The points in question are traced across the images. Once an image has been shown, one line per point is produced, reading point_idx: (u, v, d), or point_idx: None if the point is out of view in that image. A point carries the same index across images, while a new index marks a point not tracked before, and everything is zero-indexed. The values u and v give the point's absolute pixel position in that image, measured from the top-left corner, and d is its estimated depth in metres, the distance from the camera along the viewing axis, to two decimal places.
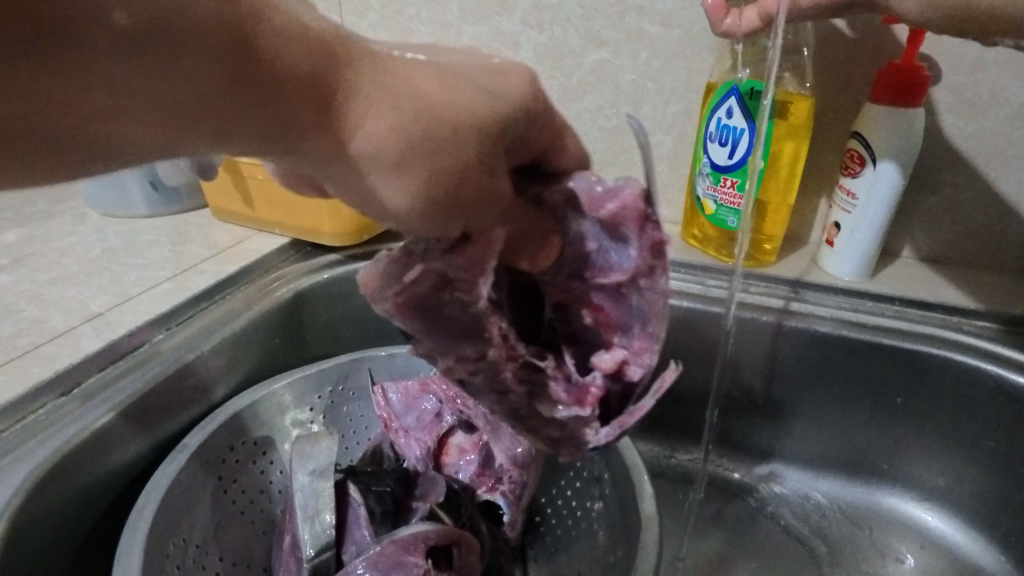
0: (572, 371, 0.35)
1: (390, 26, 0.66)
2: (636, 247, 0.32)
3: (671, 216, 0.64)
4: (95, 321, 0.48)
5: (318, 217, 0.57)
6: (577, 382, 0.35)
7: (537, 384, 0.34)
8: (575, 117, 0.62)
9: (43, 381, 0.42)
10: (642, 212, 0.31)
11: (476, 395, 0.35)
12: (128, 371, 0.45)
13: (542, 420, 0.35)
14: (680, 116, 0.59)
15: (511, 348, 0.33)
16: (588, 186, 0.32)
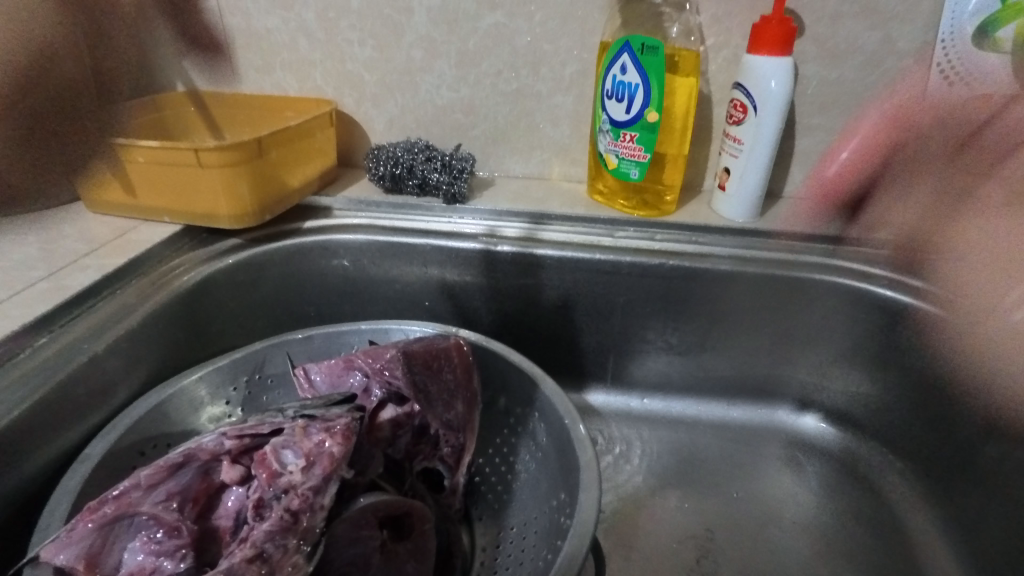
0: (298, 436, 0.38)
1: None
2: (192, 483, 0.37)
3: (574, 176, 0.66)
4: None
5: (213, 199, 0.53)
6: (305, 442, 0.38)
7: (308, 463, 0.37)
8: (475, 82, 0.62)
9: None
10: (163, 479, 0.36)
11: (314, 496, 0.37)
12: (7, 383, 0.39)
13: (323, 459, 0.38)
14: (577, 76, 0.60)
15: (269, 483, 0.37)
16: (157, 527, 0.35)
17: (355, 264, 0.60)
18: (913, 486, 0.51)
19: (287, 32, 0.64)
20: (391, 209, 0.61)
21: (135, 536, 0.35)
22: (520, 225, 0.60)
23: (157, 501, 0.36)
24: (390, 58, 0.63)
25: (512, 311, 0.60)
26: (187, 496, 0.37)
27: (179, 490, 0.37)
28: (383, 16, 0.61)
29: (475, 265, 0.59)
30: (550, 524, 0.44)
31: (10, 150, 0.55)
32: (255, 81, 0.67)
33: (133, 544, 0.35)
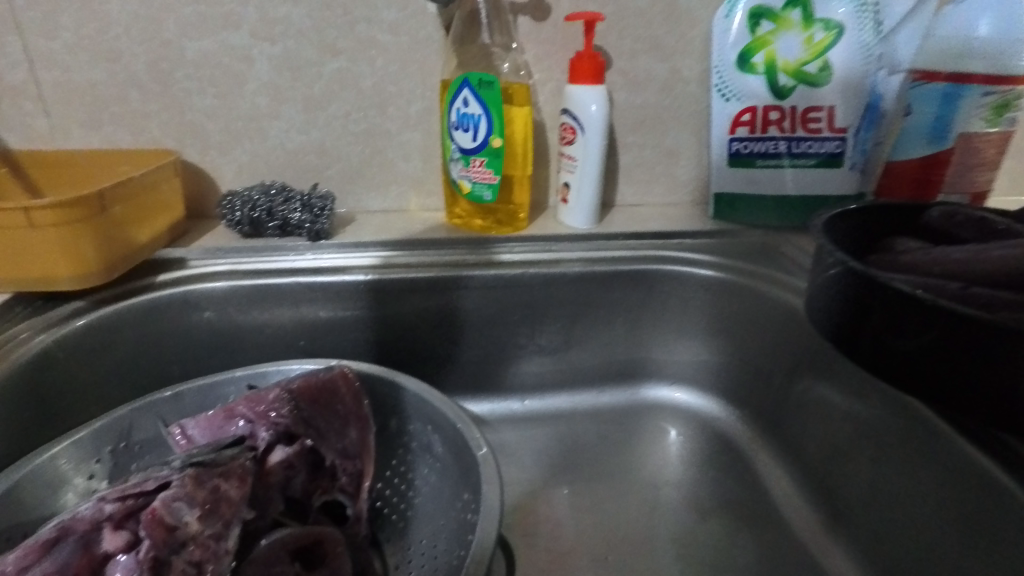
0: (191, 486, 0.37)
1: (92, 47, 0.60)
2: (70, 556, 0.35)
3: (432, 206, 0.70)
4: None
5: (51, 262, 0.49)
6: (199, 491, 0.37)
7: (206, 509, 0.37)
8: (325, 124, 0.64)
9: None
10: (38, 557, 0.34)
11: (218, 543, 0.36)
12: None
13: (222, 504, 0.38)
14: (423, 113, 0.65)
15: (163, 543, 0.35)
16: None
17: (220, 312, 0.58)
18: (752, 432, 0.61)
19: (115, 85, 0.61)
20: (253, 254, 0.60)
21: None
22: (386, 255, 0.62)
23: None
24: (233, 106, 0.63)
25: (390, 338, 0.62)
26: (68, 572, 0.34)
27: (58, 566, 0.34)
28: (221, 66, 0.61)
29: (349, 298, 0.60)
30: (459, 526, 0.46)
31: None
32: (80, 136, 0.63)
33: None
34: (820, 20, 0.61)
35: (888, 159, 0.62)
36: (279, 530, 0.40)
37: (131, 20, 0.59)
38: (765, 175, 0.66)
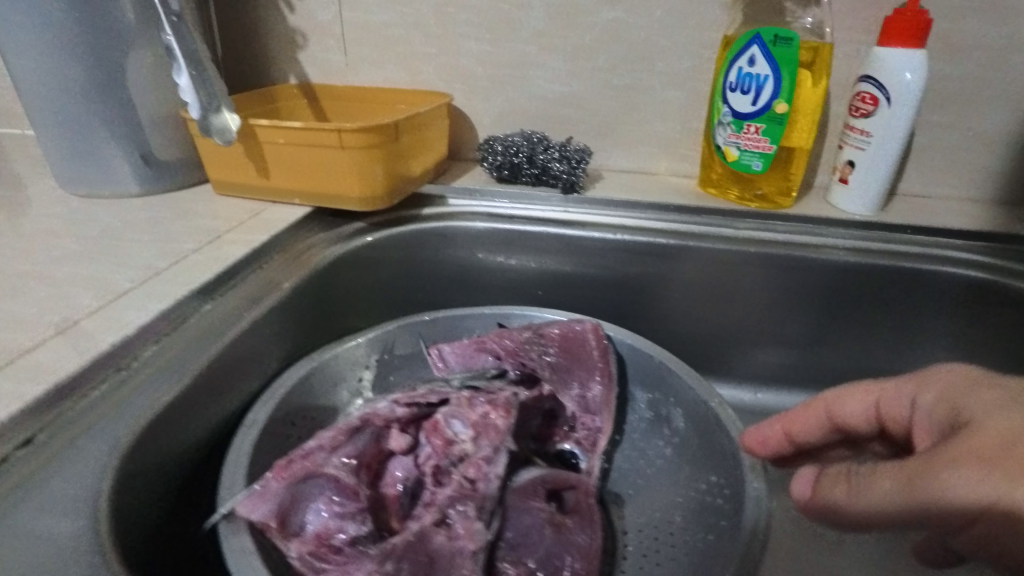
0: (466, 407, 0.40)
1: None
2: (364, 445, 0.38)
3: (680, 171, 0.66)
4: (134, 295, 0.42)
5: (347, 181, 0.54)
6: (474, 414, 0.40)
7: (479, 432, 0.39)
8: (588, 77, 0.63)
9: (96, 357, 0.35)
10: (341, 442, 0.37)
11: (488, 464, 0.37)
12: (182, 344, 0.40)
13: (492, 430, 0.39)
14: (692, 71, 0.61)
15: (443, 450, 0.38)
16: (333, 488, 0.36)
17: (471, 250, 0.60)
18: None
19: (403, 27, 0.65)
20: (506, 200, 0.62)
21: (318, 497, 0.35)
22: (634, 216, 0.60)
23: (339, 461, 0.36)
24: (504, 53, 0.64)
25: (626, 301, 0.60)
26: (363, 460, 0.37)
27: (358, 452, 0.37)
28: (500, 12, 0.63)
29: (593, 254, 0.59)
30: (704, 508, 0.43)
31: (148, 132, 0.57)
32: (366, 74, 0.69)
33: (317, 504, 0.35)
34: None
35: None
36: (535, 469, 0.40)
37: None
38: None
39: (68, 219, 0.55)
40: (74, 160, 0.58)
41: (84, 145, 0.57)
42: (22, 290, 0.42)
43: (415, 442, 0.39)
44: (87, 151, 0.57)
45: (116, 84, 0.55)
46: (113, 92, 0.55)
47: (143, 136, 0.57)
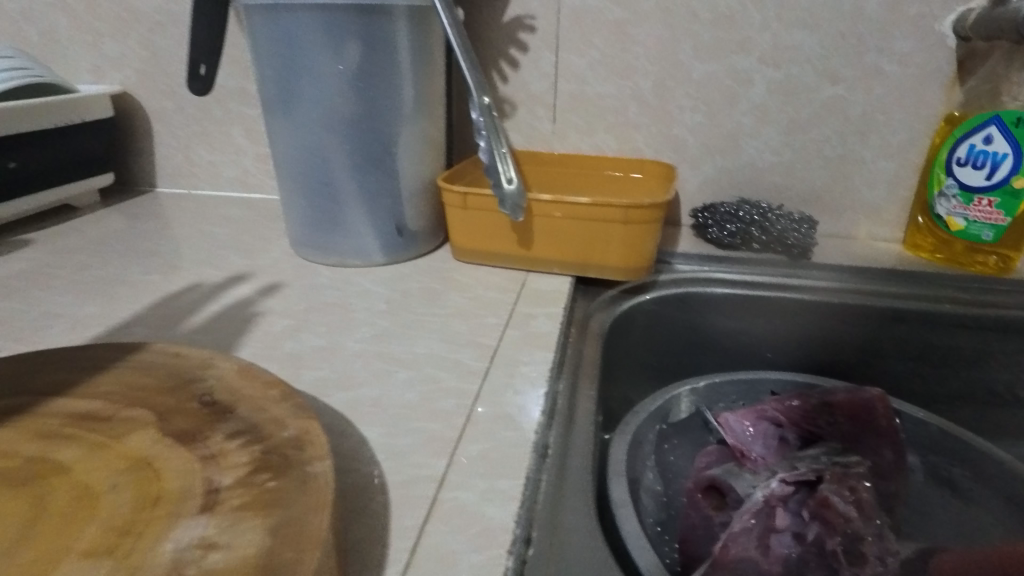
0: (835, 484, 0.41)
1: (611, 64, 0.67)
2: (758, 525, 0.40)
3: (882, 236, 0.69)
4: (497, 376, 0.42)
5: (619, 255, 0.56)
6: (847, 493, 0.40)
7: (858, 509, 0.40)
8: (802, 148, 0.66)
9: (532, 444, 0.36)
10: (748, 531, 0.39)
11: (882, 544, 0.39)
12: (567, 425, 0.40)
13: (868, 507, 0.40)
14: (907, 144, 0.64)
15: (838, 531, 0.38)
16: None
17: (710, 315, 0.62)
18: None
19: (618, 99, 0.68)
20: (737, 265, 0.63)
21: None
22: (866, 281, 0.61)
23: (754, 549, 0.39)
24: (719, 123, 0.67)
25: (857, 363, 0.62)
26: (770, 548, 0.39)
27: (763, 538, 0.39)
28: (720, 86, 0.66)
29: (833, 318, 0.61)
30: None
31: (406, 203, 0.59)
32: (572, 141, 0.71)
33: None
34: None
35: None
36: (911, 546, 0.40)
37: (654, 41, 0.65)
38: None
39: (338, 290, 0.55)
40: (332, 229, 0.60)
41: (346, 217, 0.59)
42: (378, 372, 0.42)
43: (792, 521, 0.40)
44: (348, 222, 0.60)
45: (383, 154, 0.57)
46: (382, 166, 0.58)
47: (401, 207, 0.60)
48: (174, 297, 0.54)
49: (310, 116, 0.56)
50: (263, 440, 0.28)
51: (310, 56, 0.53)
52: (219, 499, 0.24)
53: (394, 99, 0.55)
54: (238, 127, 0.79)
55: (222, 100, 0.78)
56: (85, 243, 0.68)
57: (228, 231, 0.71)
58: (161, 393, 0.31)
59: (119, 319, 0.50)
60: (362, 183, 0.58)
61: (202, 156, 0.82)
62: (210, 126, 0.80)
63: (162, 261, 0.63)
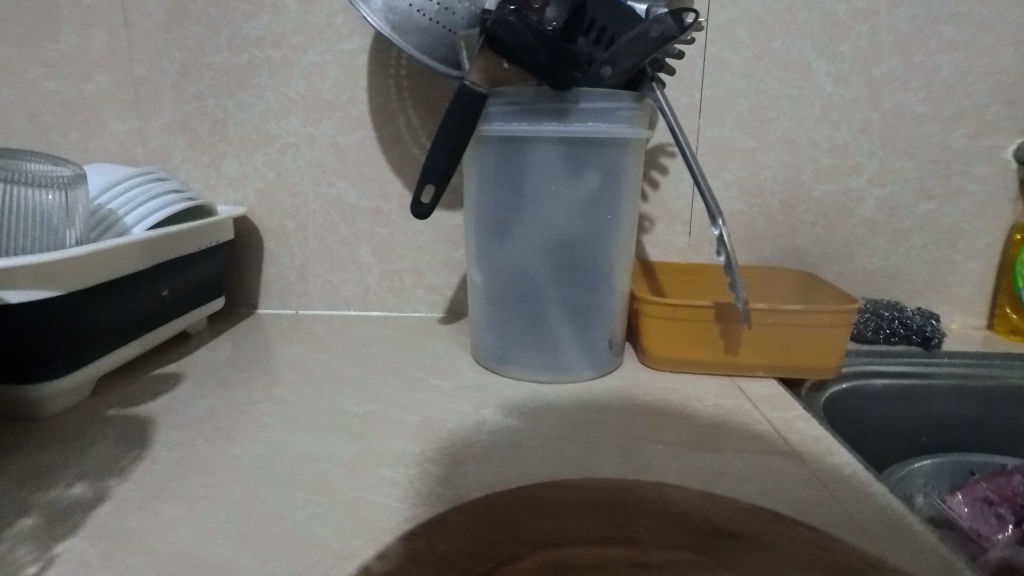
0: None
1: (743, 185, 0.75)
2: None
3: (973, 324, 0.80)
4: (829, 482, 0.44)
5: (819, 355, 0.61)
6: None
7: None
8: (905, 253, 0.77)
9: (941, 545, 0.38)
10: None
11: None
12: None
13: None
14: (987, 248, 0.77)
15: None
16: None
17: (882, 404, 0.67)
18: None
19: (749, 214, 0.76)
20: (885, 358, 0.70)
21: None
22: (1006, 364, 0.69)
23: None
24: (835, 234, 0.77)
25: (1009, 439, 0.68)
26: None
27: None
28: (836, 203, 0.76)
29: (980, 397, 0.67)
30: None
31: (615, 316, 0.61)
32: (706, 253, 0.78)
33: None
34: None
35: None
36: None
37: (781, 166, 0.75)
38: None
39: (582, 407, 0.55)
40: (541, 347, 0.61)
41: (559, 333, 0.60)
42: (721, 488, 0.43)
43: None
44: (560, 338, 0.60)
45: (603, 272, 0.59)
46: (598, 281, 0.59)
47: (611, 320, 0.61)
48: (422, 425, 0.51)
49: (537, 238, 0.58)
50: None
51: (550, 184, 0.55)
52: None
53: (615, 216, 0.58)
54: (365, 245, 0.78)
55: (351, 220, 0.78)
56: (242, 372, 0.63)
57: (388, 353, 0.69)
58: None
59: (392, 455, 0.46)
60: (580, 300, 0.59)
61: (319, 276, 0.80)
62: (334, 245, 0.78)
63: (355, 387, 0.59)
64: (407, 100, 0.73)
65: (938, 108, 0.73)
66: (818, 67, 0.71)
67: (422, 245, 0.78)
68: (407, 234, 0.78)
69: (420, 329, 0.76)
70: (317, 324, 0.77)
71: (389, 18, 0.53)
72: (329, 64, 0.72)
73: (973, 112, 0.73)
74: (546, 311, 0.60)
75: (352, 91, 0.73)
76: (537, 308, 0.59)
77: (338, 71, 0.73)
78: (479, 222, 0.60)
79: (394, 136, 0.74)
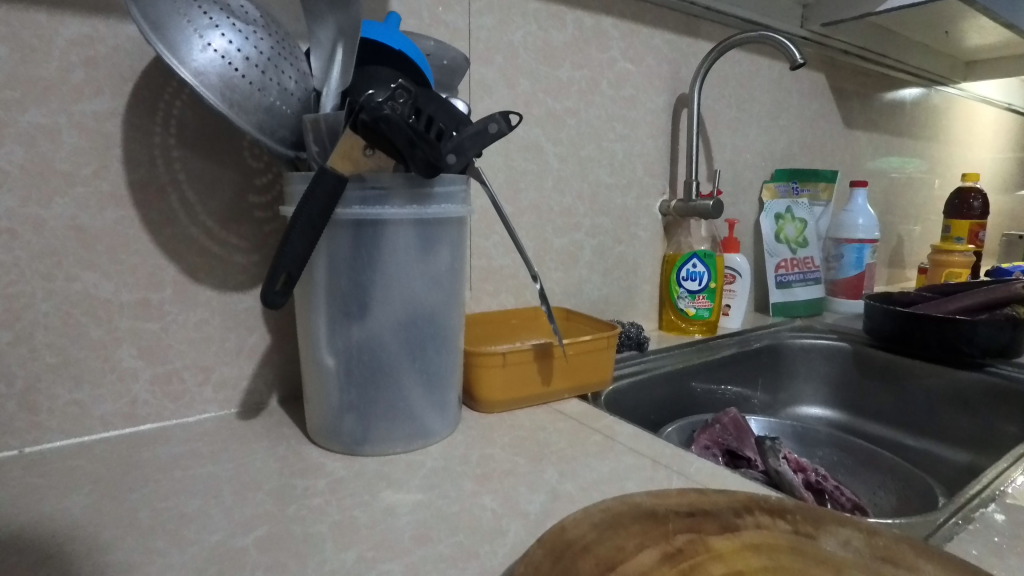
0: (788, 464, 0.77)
1: (507, 243, 0.90)
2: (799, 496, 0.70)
3: (650, 328, 1.12)
4: (664, 462, 0.60)
5: (602, 371, 0.79)
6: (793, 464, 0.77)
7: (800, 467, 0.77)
8: (610, 284, 1.04)
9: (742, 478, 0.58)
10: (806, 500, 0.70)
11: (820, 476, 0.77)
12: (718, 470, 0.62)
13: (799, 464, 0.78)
14: (652, 274, 1.10)
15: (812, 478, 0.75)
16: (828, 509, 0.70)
17: (629, 401, 0.88)
18: (865, 388, 1.06)
19: (513, 266, 0.91)
20: (623, 365, 0.92)
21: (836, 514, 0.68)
22: (686, 349, 1.01)
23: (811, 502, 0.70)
24: (569, 275, 0.98)
25: (692, 403, 0.98)
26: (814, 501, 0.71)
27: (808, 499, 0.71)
28: (568, 251, 0.97)
29: (677, 379, 0.95)
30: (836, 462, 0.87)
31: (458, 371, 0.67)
32: (486, 302, 0.89)
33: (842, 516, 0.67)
34: (797, 218, 1.24)
35: (827, 278, 1.33)
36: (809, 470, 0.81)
37: (531, 225, 0.92)
38: (799, 290, 1.24)
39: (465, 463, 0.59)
40: (399, 418, 0.62)
41: (413, 401, 0.62)
42: (613, 491, 0.55)
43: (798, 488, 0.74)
44: (416, 406, 0.63)
45: (454, 334, 0.65)
46: (441, 344, 0.64)
47: (455, 376, 0.67)
48: (337, 530, 0.48)
49: (399, 313, 0.60)
50: (751, 508, 0.43)
51: (410, 261, 0.59)
52: (804, 530, 0.40)
53: (448, 281, 0.63)
54: (129, 346, 0.64)
55: (106, 319, 0.62)
56: (17, 551, 0.46)
57: (212, 468, 0.59)
58: (662, 523, 0.40)
59: (336, 571, 0.43)
60: (430, 364, 0.63)
61: (58, 397, 0.61)
62: (81, 353, 0.62)
63: (212, 518, 0.50)
64: (179, 173, 0.64)
65: (618, 178, 1.01)
66: (547, 147, 0.92)
67: (209, 335, 0.68)
68: (186, 325, 0.67)
69: (225, 432, 0.66)
70: (70, 462, 0.59)
71: (224, 94, 0.51)
72: (62, 129, 0.58)
73: (635, 181, 1.04)
74: (400, 382, 0.61)
75: (98, 163, 0.60)
76: (394, 381, 0.61)
77: (76, 138, 0.59)
78: (334, 304, 0.59)
79: (164, 215, 0.64)
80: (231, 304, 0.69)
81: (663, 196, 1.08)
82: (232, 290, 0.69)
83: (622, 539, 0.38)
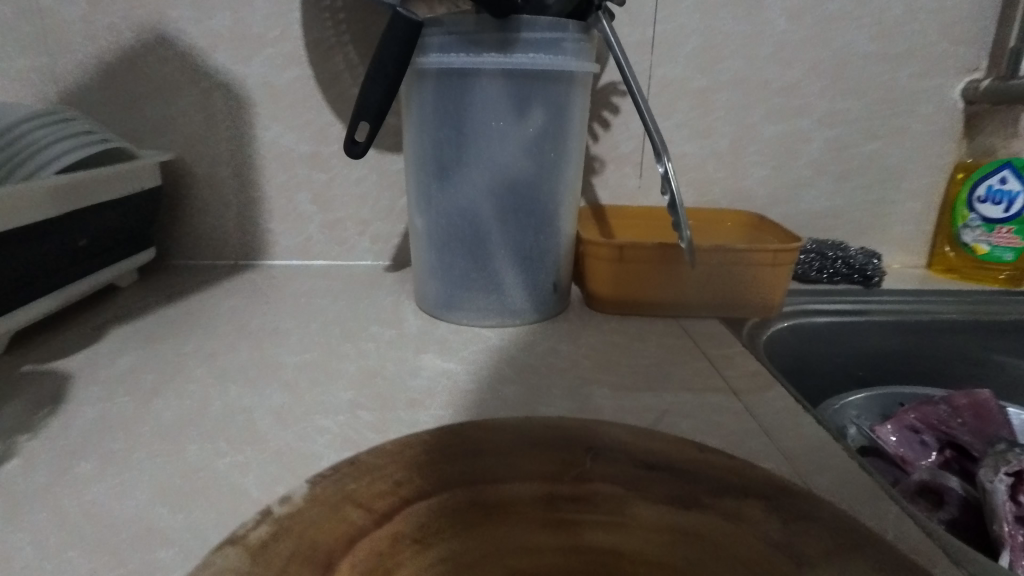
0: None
1: (695, 126, 0.75)
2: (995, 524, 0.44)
3: (913, 263, 0.82)
4: (761, 411, 0.45)
5: (762, 291, 0.62)
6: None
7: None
8: (850, 194, 0.78)
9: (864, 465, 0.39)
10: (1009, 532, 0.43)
11: None
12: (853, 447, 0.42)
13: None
14: (929, 188, 0.79)
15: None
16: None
17: (815, 345, 0.67)
18: None
19: (700, 156, 0.76)
20: (827, 299, 0.70)
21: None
22: (943, 300, 0.71)
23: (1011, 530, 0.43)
24: (781, 177, 0.78)
25: (934, 371, 0.70)
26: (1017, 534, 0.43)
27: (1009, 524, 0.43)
28: (785, 143, 0.76)
29: (908, 333, 0.69)
30: None
31: (560, 256, 0.60)
32: (656, 195, 0.77)
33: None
34: None
35: None
36: None
37: (732, 106, 0.74)
38: None
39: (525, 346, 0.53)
40: (480, 290, 0.59)
41: (495, 275, 0.58)
42: (659, 422, 0.43)
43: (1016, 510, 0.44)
44: (498, 281, 0.58)
45: (553, 211, 0.58)
46: (533, 220, 0.57)
47: (556, 262, 0.60)
48: (361, 372, 0.50)
49: (480, 180, 0.55)
50: (750, 492, 0.28)
51: (492, 120, 0.53)
52: (809, 550, 0.25)
53: (544, 147, 0.55)
54: (305, 192, 0.75)
55: (288, 165, 0.74)
56: (175, 324, 0.60)
57: (331, 302, 0.66)
58: (593, 463, 0.30)
59: (326, 402, 0.45)
60: (518, 239, 0.57)
61: (257, 225, 0.76)
62: (272, 191, 0.75)
63: (293, 337, 0.57)
64: (345, 35, 0.69)
65: (888, 45, 0.72)
66: (770, 2, 0.70)
67: (366, 191, 0.75)
68: (349, 179, 0.75)
69: (365, 278, 0.74)
70: (255, 276, 0.74)
71: None
72: None
73: (923, 49, 0.72)
74: (482, 251, 0.58)
75: (283, 25, 0.69)
76: (475, 250, 0.58)
77: (266, 3, 0.68)
78: (421, 164, 0.57)
79: (332, 76, 0.71)
80: (384, 164, 0.74)
81: (972, 74, 0.74)
82: (386, 151, 0.74)
83: (531, 463, 0.30)
